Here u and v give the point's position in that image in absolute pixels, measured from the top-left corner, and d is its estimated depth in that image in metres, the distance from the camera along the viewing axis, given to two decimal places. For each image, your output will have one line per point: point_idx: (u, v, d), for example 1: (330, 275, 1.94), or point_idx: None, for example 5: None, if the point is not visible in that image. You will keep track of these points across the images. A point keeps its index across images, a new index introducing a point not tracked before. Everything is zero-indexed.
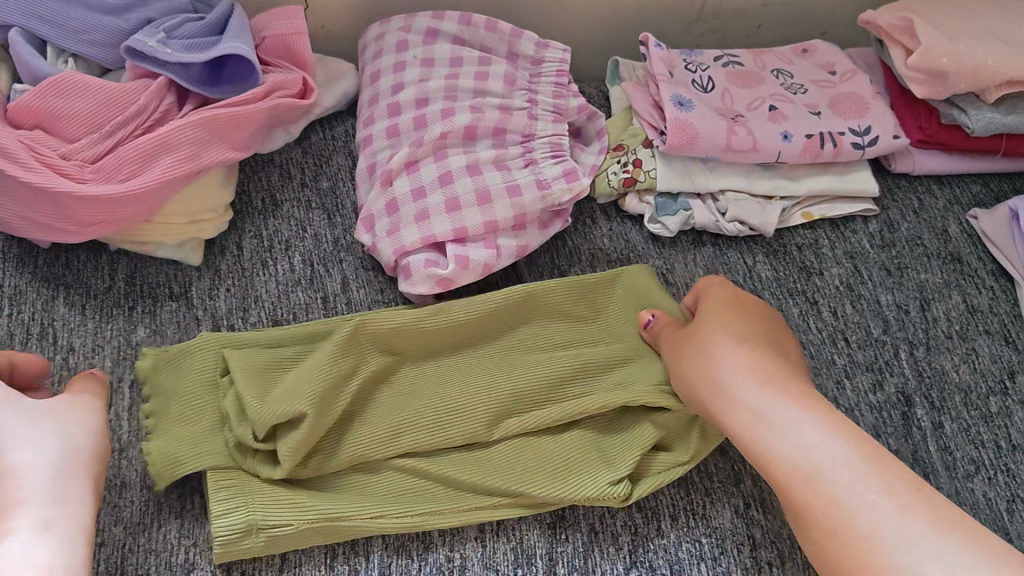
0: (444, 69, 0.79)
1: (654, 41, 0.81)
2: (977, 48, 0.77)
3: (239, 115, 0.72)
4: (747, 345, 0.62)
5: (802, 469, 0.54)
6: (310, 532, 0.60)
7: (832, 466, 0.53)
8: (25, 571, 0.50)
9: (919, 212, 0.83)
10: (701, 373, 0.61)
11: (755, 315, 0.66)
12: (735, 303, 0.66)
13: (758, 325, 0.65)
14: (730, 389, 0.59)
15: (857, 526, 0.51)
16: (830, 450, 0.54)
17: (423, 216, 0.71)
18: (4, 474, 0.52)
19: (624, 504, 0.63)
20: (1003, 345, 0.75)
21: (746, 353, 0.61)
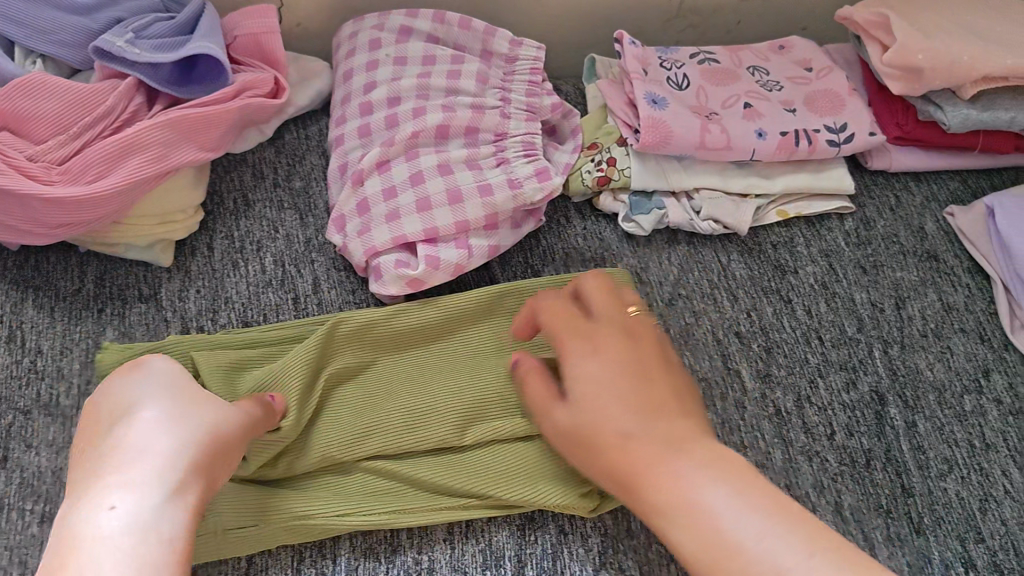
0: (416, 67, 0.79)
1: (629, 39, 0.81)
2: (952, 44, 0.77)
3: (209, 115, 0.72)
4: (630, 390, 0.51)
5: (710, 546, 0.43)
6: (281, 531, 0.60)
7: (741, 531, 0.43)
8: (122, 538, 0.46)
9: (895, 210, 0.82)
10: (583, 434, 0.51)
11: (604, 331, 0.55)
12: (581, 327, 0.55)
13: (615, 349, 0.53)
14: (626, 450, 0.49)
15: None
16: (731, 513, 0.43)
17: (394, 216, 0.70)
18: (129, 449, 0.52)
19: (591, 514, 0.63)
20: (978, 343, 0.75)
21: (632, 397, 0.51)
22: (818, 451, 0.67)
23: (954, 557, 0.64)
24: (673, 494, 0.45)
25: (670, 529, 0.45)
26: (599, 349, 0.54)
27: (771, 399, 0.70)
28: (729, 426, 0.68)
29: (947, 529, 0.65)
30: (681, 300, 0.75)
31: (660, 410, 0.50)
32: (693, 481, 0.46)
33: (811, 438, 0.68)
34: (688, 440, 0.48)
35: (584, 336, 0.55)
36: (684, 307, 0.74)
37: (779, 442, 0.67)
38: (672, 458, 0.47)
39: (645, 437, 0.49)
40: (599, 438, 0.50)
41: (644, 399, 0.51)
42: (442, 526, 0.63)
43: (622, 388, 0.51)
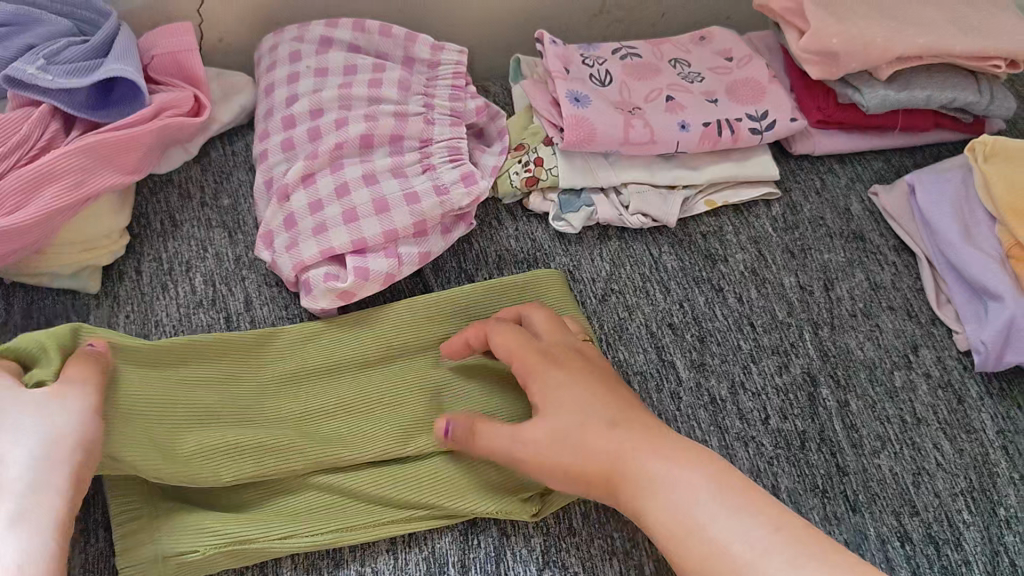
0: (338, 77, 0.78)
1: (549, 38, 0.82)
2: (863, 27, 0.78)
3: (126, 139, 0.71)
4: (602, 392, 0.59)
5: (684, 520, 0.52)
6: (221, 556, 0.57)
7: (709, 506, 0.52)
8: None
9: (821, 193, 0.84)
10: (571, 433, 0.57)
11: (568, 352, 0.62)
12: (547, 347, 0.62)
13: (582, 365, 0.61)
14: (617, 442, 0.56)
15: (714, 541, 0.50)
16: (699, 490, 0.53)
17: (321, 229, 0.70)
18: None
19: (534, 518, 0.62)
20: (906, 320, 0.76)
21: (604, 398, 0.59)
22: (754, 436, 0.68)
23: (889, 532, 0.65)
24: (658, 475, 0.54)
25: (648, 505, 0.54)
26: (572, 364, 0.61)
27: (706, 388, 0.71)
28: (666, 418, 0.68)
29: (882, 505, 0.66)
30: (615, 295, 0.75)
31: (622, 406, 0.59)
32: (676, 468, 0.54)
33: (746, 424, 0.69)
34: (666, 431, 0.57)
35: (552, 358, 0.61)
36: (617, 302, 0.75)
37: (714, 430, 0.68)
38: (649, 445, 0.56)
39: (625, 428, 0.57)
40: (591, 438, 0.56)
41: (615, 401, 0.59)
42: (384, 537, 0.60)
43: (598, 392, 0.59)
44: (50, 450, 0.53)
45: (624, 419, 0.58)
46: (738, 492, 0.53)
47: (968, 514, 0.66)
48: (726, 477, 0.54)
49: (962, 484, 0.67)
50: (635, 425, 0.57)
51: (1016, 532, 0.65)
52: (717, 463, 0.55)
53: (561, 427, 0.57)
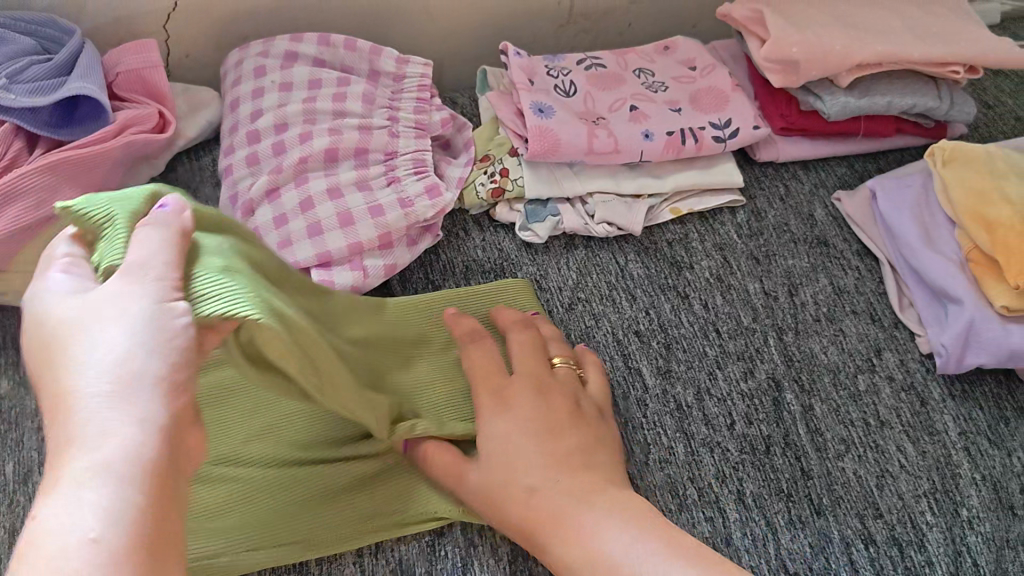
0: (302, 92, 0.78)
1: (513, 50, 0.83)
2: (822, 36, 0.79)
3: (90, 156, 0.71)
4: (544, 441, 0.57)
5: None
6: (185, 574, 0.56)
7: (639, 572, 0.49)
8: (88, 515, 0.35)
9: (786, 199, 0.84)
10: (516, 484, 0.56)
11: (520, 391, 0.60)
12: (502, 387, 0.61)
13: (530, 407, 0.59)
14: (555, 502, 0.54)
15: None
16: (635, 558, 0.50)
17: (286, 244, 0.70)
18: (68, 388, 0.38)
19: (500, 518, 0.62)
20: (870, 324, 0.77)
21: (544, 447, 0.57)
22: (720, 441, 0.69)
23: (853, 534, 0.65)
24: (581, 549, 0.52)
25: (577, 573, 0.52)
26: (516, 409, 0.59)
27: (673, 394, 0.71)
28: (631, 425, 0.69)
29: (847, 507, 0.66)
30: (581, 304, 0.76)
31: (567, 459, 0.56)
32: (604, 531, 0.52)
33: (712, 430, 0.69)
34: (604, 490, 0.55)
35: (504, 400, 0.60)
36: (584, 311, 0.76)
37: (680, 436, 0.69)
38: (586, 506, 0.54)
39: (554, 490, 0.55)
40: (527, 491, 0.55)
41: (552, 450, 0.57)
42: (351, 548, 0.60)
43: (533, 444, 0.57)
44: (168, 330, 0.41)
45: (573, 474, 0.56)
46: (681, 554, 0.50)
47: (931, 516, 0.66)
48: (661, 536, 0.51)
49: (924, 486, 0.68)
50: (581, 481, 0.55)
51: (978, 532, 0.66)
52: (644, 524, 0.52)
53: (506, 482, 0.56)
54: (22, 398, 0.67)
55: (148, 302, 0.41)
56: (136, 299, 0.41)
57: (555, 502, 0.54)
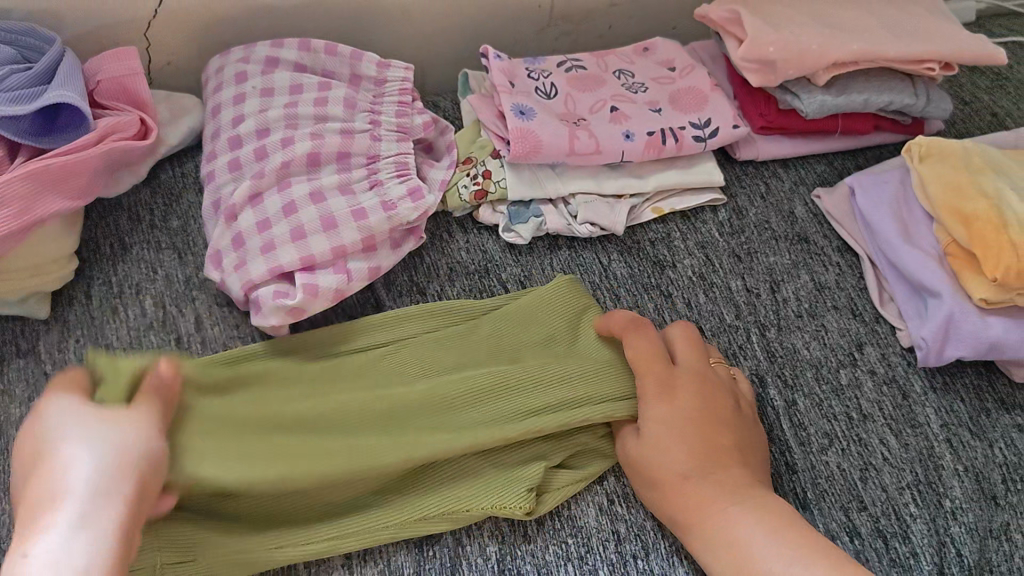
0: (283, 97, 0.79)
1: (494, 53, 0.83)
2: (800, 35, 0.80)
3: (72, 164, 0.71)
4: (697, 440, 0.61)
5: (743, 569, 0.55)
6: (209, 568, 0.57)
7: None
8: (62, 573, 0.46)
9: (766, 197, 0.85)
10: (655, 471, 0.61)
11: (684, 380, 0.65)
12: (666, 373, 0.65)
13: (690, 404, 0.63)
14: (706, 488, 0.59)
15: None
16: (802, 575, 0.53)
17: (269, 248, 0.70)
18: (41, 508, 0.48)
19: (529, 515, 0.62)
20: (851, 319, 0.77)
21: (692, 442, 0.61)
22: None
23: (839, 527, 0.66)
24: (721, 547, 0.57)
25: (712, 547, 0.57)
26: (678, 403, 0.63)
27: None
28: None
29: (832, 501, 0.67)
30: None
31: (719, 455, 0.61)
32: (746, 523, 0.57)
33: None
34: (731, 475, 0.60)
35: (666, 389, 0.64)
36: None
37: None
38: (732, 504, 0.58)
39: (702, 478, 0.59)
40: (666, 481, 0.60)
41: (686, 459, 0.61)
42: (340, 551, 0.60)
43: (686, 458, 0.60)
44: (103, 495, 0.49)
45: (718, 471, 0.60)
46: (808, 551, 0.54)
47: (915, 507, 0.67)
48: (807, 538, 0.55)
49: (908, 478, 0.69)
50: (732, 481, 0.59)
51: (961, 523, 0.67)
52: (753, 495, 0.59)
53: (649, 469, 0.61)
54: (7, 407, 0.66)
55: (92, 465, 0.49)
56: (84, 461, 0.49)
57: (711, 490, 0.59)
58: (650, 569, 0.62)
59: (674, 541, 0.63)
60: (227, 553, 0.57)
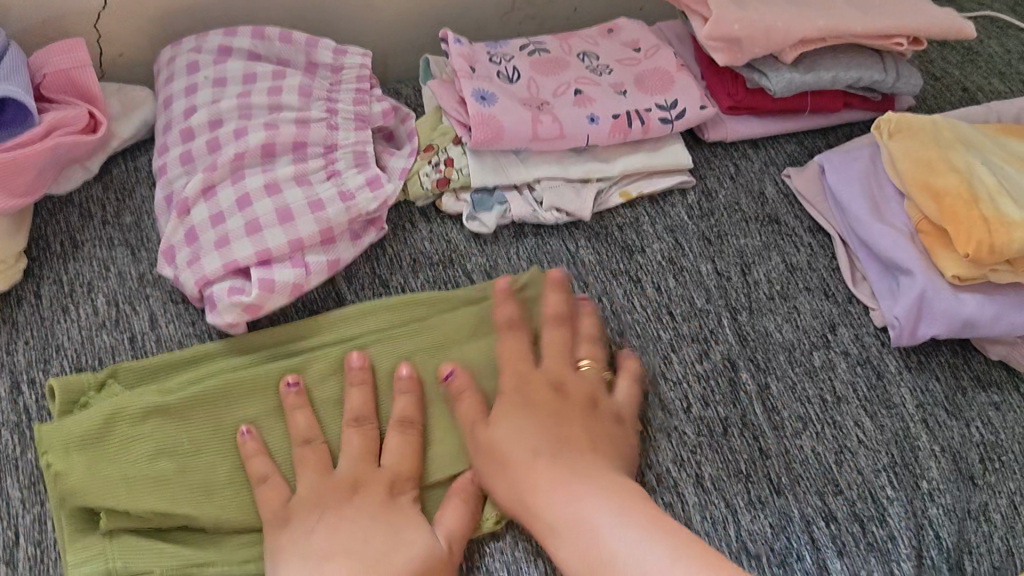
0: (236, 87, 0.76)
1: (454, 37, 0.81)
2: (766, 11, 0.78)
3: (15, 160, 0.69)
4: (549, 427, 0.60)
5: (590, 558, 0.53)
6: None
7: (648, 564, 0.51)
8: None
9: (736, 178, 0.84)
10: (503, 460, 0.60)
11: (543, 390, 0.63)
12: (525, 374, 0.64)
13: (550, 403, 0.62)
14: (541, 476, 0.58)
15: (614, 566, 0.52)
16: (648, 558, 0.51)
17: (223, 242, 0.68)
18: None
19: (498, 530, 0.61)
20: (824, 300, 0.76)
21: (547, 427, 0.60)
22: (677, 426, 0.68)
23: (814, 512, 0.65)
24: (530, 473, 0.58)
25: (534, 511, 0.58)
26: (538, 399, 0.62)
27: None
28: None
29: (806, 486, 0.66)
30: None
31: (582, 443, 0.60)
32: (584, 501, 0.56)
33: (668, 414, 0.69)
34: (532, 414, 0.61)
35: (525, 388, 0.63)
36: None
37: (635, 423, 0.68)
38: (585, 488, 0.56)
39: (552, 459, 0.59)
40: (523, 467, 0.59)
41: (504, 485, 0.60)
42: None
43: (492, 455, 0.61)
44: None
45: (576, 459, 0.58)
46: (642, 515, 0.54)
47: (891, 490, 0.66)
48: (632, 505, 0.55)
49: (884, 460, 0.67)
50: (583, 473, 0.58)
51: (939, 505, 0.65)
52: (571, 460, 0.59)
53: (512, 459, 0.59)
54: None
55: None
56: None
57: (568, 498, 0.56)
58: None
59: None
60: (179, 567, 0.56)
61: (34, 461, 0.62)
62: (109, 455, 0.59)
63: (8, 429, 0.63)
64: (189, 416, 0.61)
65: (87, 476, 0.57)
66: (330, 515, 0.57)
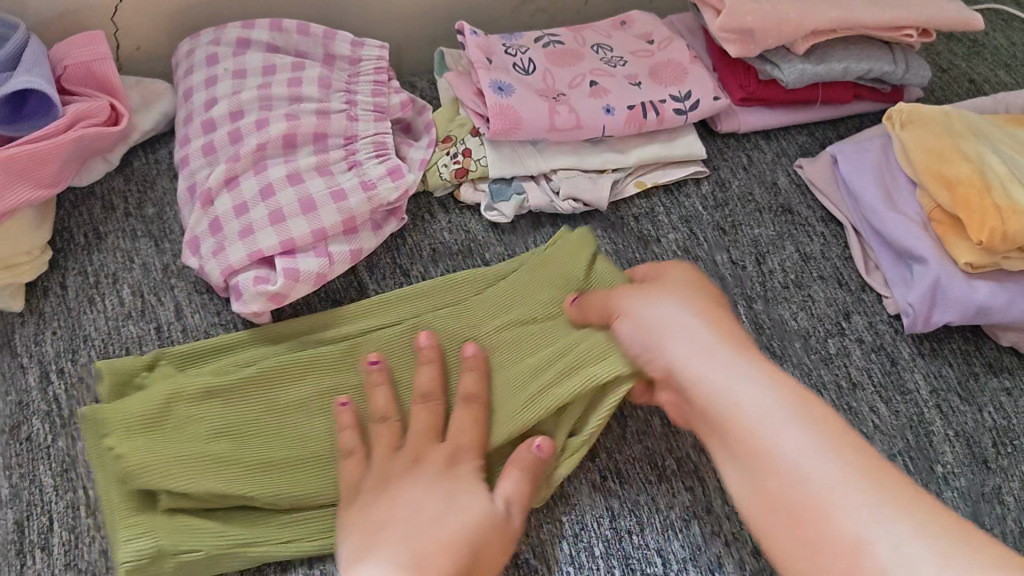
0: (256, 79, 0.77)
1: (470, 29, 0.82)
2: (778, 4, 0.79)
3: (42, 152, 0.69)
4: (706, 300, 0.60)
5: (750, 438, 0.50)
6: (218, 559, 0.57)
7: (806, 454, 0.48)
8: None
9: (748, 169, 0.85)
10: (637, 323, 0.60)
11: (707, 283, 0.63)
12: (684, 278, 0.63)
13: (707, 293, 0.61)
14: (687, 333, 0.56)
15: (778, 459, 0.49)
16: (795, 439, 0.49)
17: (248, 232, 0.69)
18: None
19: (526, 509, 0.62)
20: (837, 288, 0.77)
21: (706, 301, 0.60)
22: None
23: None
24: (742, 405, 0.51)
25: (737, 456, 0.51)
26: (691, 287, 0.62)
27: None
28: None
29: None
30: None
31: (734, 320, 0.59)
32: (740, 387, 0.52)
33: None
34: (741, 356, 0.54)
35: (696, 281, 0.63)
36: None
37: (656, 409, 0.69)
38: (750, 367, 0.53)
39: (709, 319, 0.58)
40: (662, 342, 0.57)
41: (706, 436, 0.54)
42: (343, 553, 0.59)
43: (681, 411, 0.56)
44: None
45: (724, 330, 0.57)
46: (828, 430, 0.49)
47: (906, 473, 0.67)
48: (807, 406, 0.51)
49: (899, 444, 0.68)
50: (738, 343, 0.56)
51: (953, 488, 0.66)
52: (774, 368, 0.54)
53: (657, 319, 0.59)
54: None
55: None
56: None
57: (711, 369, 0.54)
58: (644, 541, 0.62)
59: (668, 515, 0.64)
60: (229, 545, 0.57)
61: (65, 449, 0.63)
62: (169, 435, 0.60)
63: (39, 418, 0.64)
64: (241, 396, 0.63)
65: (148, 455, 0.58)
66: (388, 489, 0.56)
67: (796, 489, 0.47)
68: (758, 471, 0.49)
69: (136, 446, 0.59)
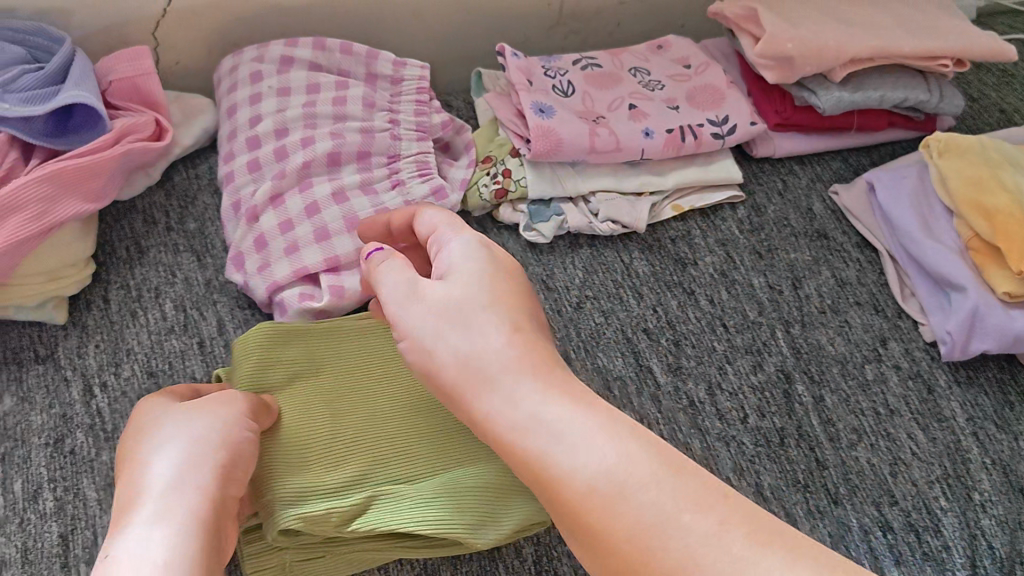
0: (301, 96, 0.78)
1: (511, 51, 0.83)
2: (816, 32, 0.80)
3: (89, 165, 0.70)
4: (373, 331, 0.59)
5: (562, 487, 0.43)
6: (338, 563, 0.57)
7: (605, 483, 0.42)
8: None
9: (784, 194, 0.85)
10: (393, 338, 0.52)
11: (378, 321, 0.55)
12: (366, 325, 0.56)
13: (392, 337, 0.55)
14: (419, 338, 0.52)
15: (589, 508, 0.42)
16: (603, 455, 0.43)
17: (293, 249, 0.70)
18: None
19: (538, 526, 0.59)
20: (874, 314, 0.78)
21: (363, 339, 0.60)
22: (734, 435, 0.70)
23: (871, 522, 0.66)
24: (577, 480, 0.42)
25: (567, 524, 0.43)
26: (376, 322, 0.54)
27: (684, 391, 0.72)
28: (648, 422, 0.70)
29: (863, 496, 0.67)
30: (590, 302, 0.76)
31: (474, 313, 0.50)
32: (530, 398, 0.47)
33: (725, 423, 0.70)
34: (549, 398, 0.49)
35: None
36: (592, 309, 0.76)
37: (695, 432, 0.69)
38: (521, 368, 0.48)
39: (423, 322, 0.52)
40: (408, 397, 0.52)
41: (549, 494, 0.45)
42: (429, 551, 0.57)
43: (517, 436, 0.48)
44: None
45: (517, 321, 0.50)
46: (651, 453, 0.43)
47: (945, 501, 0.67)
48: (599, 411, 0.46)
49: (937, 471, 0.69)
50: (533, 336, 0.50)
51: (992, 515, 0.67)
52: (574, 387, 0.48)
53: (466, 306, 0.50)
54: (27, 415, 0.65)
55: None
56: None
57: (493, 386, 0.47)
58: None
59: None
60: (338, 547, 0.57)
61: (112, 463, 0.63)
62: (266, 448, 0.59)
63: (84, 431, 0.64)
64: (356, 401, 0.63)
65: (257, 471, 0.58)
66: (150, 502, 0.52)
67: (642, 548, 0.40)
68: (589, 539, 0.42)
69: (271, 469, 0.58)
